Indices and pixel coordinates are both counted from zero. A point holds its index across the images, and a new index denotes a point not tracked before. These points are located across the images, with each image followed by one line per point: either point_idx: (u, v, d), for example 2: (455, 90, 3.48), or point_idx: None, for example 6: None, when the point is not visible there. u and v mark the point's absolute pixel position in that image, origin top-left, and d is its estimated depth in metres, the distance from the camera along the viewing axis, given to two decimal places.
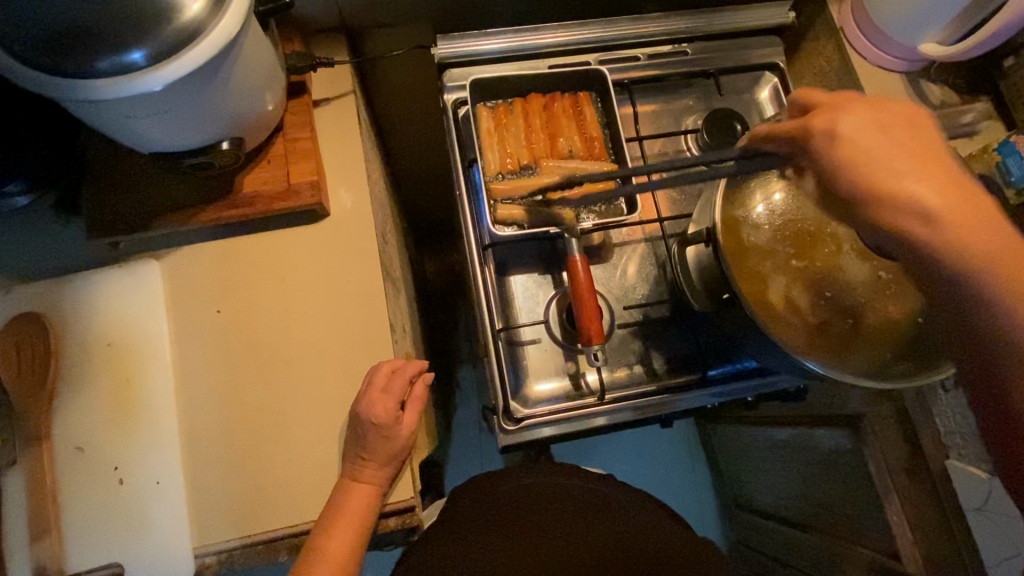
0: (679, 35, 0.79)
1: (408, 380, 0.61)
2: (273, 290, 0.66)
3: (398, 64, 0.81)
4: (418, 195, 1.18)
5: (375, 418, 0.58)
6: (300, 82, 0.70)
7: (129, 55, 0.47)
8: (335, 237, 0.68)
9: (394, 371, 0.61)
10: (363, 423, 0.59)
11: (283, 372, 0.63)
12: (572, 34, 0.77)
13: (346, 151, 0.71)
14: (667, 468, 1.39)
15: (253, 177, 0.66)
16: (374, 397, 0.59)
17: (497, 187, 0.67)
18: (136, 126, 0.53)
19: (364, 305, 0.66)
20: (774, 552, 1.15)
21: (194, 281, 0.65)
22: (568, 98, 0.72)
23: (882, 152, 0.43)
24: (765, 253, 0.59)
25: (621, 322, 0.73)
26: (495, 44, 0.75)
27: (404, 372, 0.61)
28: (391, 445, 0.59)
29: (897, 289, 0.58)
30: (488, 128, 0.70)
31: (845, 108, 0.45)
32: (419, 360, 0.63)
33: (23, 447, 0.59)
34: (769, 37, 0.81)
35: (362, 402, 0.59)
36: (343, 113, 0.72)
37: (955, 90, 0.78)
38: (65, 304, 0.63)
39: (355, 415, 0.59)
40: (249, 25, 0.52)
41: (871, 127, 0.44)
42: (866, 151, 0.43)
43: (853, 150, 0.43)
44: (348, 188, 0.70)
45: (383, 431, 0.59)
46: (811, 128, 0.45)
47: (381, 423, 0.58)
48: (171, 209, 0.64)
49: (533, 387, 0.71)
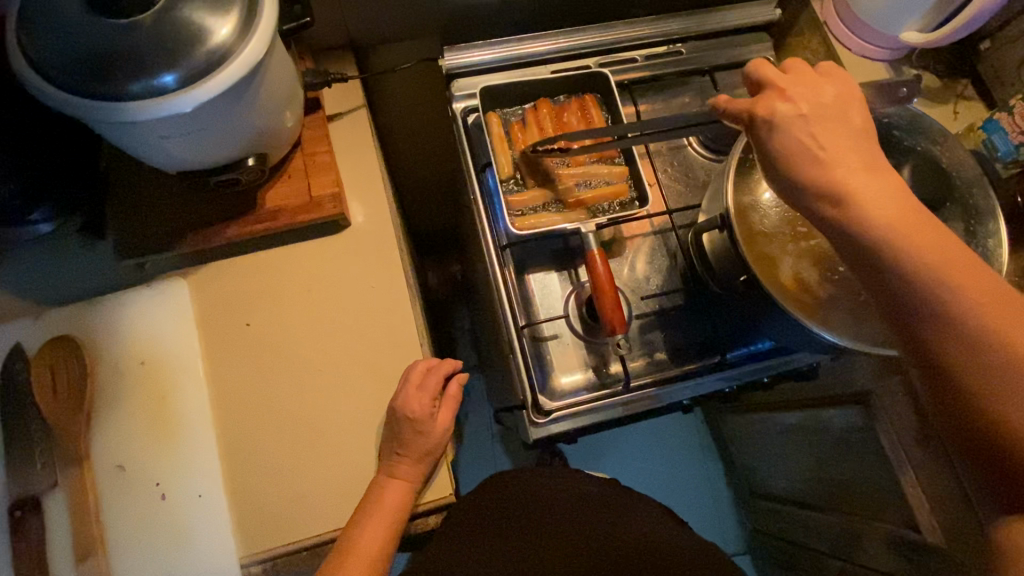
0: (673, 36, 0.82)
1: (442, 377, 0.63)
2: (300, 301, 0.67)
3: (403, 78, 0.83)
4: (420, 207, 1.20)
5: (410, 413, 0.60)
6: (315, 98, 0.72)
7: (160, 77, 0.48)
8: (358, 246, 0.70)
9: (429, 369, 0.63)
10: (399, 420, 0.61)
11: (314, 380, 0.65)
12: (571, 40, 0.79)
13: (362, 161, 0.73)
14: (680, 462, 1.41)
15: (275, 192, 0.67)
16: (410, 393, 0.61)
17: (515, 199, 0.71)
18: (166, 146, 0.55)
19: (391, 310, 0.67)
20: (791, 537, 1.17)
21: (222, 297, 0.67)
22: (576, 102, 0.74)
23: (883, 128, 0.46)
24: (774, 237, 0.62)
25: (638, 311, 0.75)
26: (496, 53, 0.78)
27: (439, 370, 0.63)
28: (425, 441, 0.61)
29: None
30: (500, 135, 0.72)
31: (784, 95, 0.48)
32: (452, 360, 0.65)
33: (64, 469, 0.59)
34: (758, 33, 0.85)
35: (399, 398, 0.61)
36: (357, 125, 0.74)
37: (936, 74, 0.81)
38: (97, 326, 0.64)
39: (392, 412, 0.61)
40: (274, 45, 0.55)
41: (802, 116, 0.47)
42: (798, 138, 0.45)
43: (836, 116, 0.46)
44: (366, 200, 0.72)
45: (417, 426, 0.60)
46: (752, 117, 0.49)
47: (417, 419, 0.60)
48: (196, 226, 0.65)
49: (558, 381, 0.72)
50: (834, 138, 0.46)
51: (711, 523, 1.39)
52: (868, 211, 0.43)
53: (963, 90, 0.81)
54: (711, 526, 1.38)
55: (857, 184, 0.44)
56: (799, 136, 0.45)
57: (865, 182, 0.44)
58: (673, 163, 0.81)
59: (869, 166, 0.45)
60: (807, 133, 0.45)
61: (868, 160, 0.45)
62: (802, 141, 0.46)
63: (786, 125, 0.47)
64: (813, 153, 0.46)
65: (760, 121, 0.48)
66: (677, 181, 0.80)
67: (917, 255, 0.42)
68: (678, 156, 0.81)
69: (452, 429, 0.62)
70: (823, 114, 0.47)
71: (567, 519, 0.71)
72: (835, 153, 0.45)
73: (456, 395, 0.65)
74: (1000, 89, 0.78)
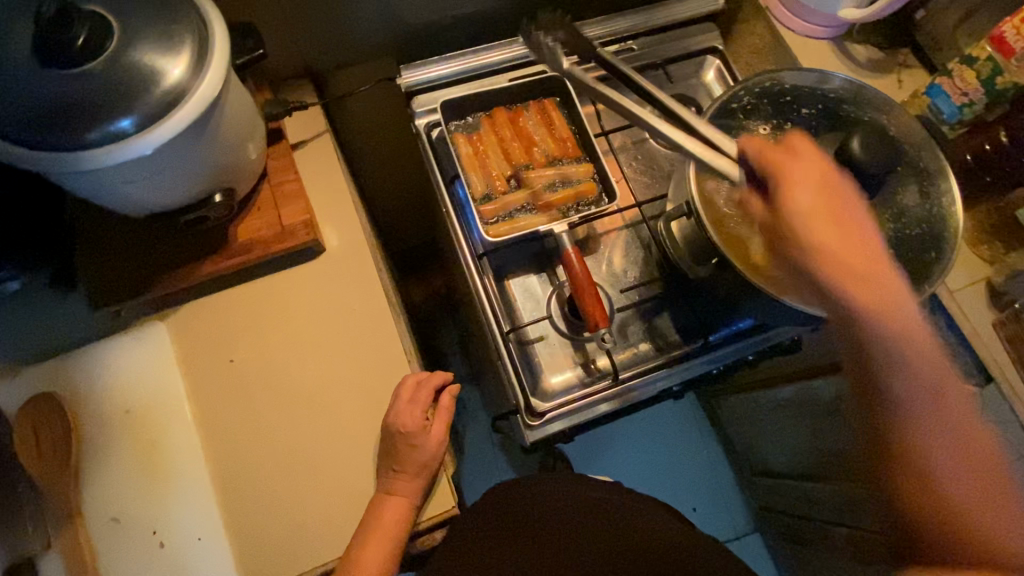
0: (624, 35, 0.84)
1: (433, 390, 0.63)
2: (282, 330, 0.67)
3: (363, 100, 0.84)
4: (396, 226, 1.20)
5: (403, 426, 0.60)
6: (277, 129, 0.72)
7: (118, 123, 0.48)
8: (334, 269, 0.70)
9: (419, 382, 0.63)
10: (392, 433, 0.61)
11: (304, 405, 0.65)
12: (525, 46, 0.80)
13: (331, 188, 0.73)
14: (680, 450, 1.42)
15: (246, 225, 0.67)
16: (402, 407, 0.62)
17: (486, 208, 0.71)
18: (130, 189, 0.55)
19: (376, 328, 0.68)
20: (795, 510, 1.19)
21: (201, 336, 0.66)
22: (534, 107, 0.76)
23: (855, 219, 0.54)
24: (740, 217, 0.64)
25: (620, 305, 0.76)
26: (451, 67, 0.78)
27: (429, 383, 0.64)
28: (420, 454, 0.61)
29: None
30: (468, 153, 0.74)
31: (802, 165, 0.54)
32: (444, 372, 0.65)
33: (56, 526, 0.58)
34: (705, 23, 0.87)
35: (391, 414, 0.62)
36: (321, 151, 0.75)
37: (878, 47, 0.85)
38: (77, 378, 0.63)
39: (385, 429, 0.62)
40: (230, 80, 0.55)
41: (805, 174, 0.53)
42: (796, 202, 0.53)
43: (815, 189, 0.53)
44: (338, 224, 0.72)
45: (411, 439, 0.61)
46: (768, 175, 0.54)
47: (411, 432, 0.60)
48: (169, 267, 0.65)
49: (548, 381, 0.73)
50: (834, 214, 0.53)
51: (718, 510, 1.40)
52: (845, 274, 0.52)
53: (905, 58, 0.85)
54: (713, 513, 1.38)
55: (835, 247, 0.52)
56: (788, 202, 0.53)
57: (845, 246, 0.52)
58: (638, 156, 0.82)
59: (847, 239, 0.53)
60: (792, 196, 0.53)
61: (846, 234, 0.53)
62: (799, 202, 0.53)
63: (790, 186, 0.53)
64: (793, 217, 0.53)
65: (774, 178, 0.54)
66: (644, 173, 0.82)
67: (839, 265, 0.52)
68: (641, 149, 0.83)
69: (447, 441, 0.63)
70: (817, 177, 0.54)
71: (576, 523, 0.71)
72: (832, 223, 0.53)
73: (449, 405, 0.66)
74: (939, 55, 0.82)
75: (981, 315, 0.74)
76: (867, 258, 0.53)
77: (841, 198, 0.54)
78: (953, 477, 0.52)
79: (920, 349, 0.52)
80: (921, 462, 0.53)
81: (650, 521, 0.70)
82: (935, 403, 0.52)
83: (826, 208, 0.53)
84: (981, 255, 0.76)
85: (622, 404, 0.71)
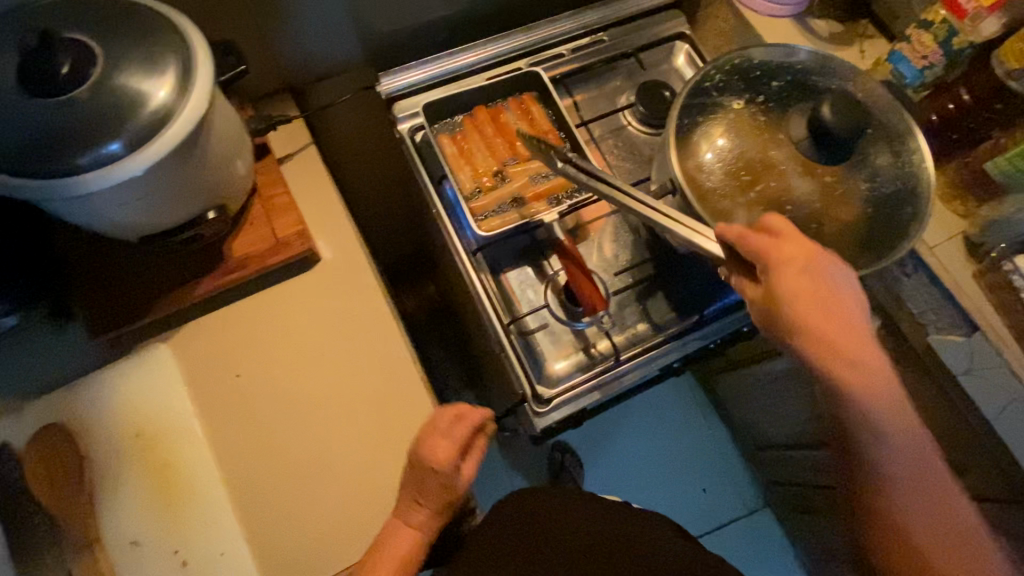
0: (594, 27, 0.86)
1: (470, 428, 0.62)
2: (285, 342, 0.68)
3: (343, 109, 0.85)
4: (384, 235, 1.20)
5: (436, 463, 0.59)
6: (263, 144, 0.73)
7: (109, 146, 0.49)
8: (333, 280, 0.71)
9: (457, 417, 0.62)
10: (423, 471, 0.59)
11: (315, 414, 0.65)
12: (499, 45, 0.82)
13: (321, 199, 0.74)
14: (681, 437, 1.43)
15: (239, 240, 0.68)
16: (433, 443, 0.60)
17: (476, 205, 0.74)
18: (124, 211, 0.55)
19: (379, 332, 0.69)
20: (798, 479, 1.22)
21: (204, 355, 0.66)
22: (515, 101, 0.79)
23: (848, 324, 0.55)
24: (723, 191, 0.66)
25: (615, 288, 0.78)
26: (429, 71, 0.79)
27: (467, 419, 0.62)
28: (444, 492, 0.60)
29: (843, 190, 0.65)
30: (453, 152, 0.76)
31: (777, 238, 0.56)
32: (484, 410, 0.64)
33: (75, 556, 0.58)
34: (671, 10, 0.89)
35: (421, 449, 0.60)
36: (307, 162, 0.76)
37: (838, 21, 0.88)
38: (82, 407, 0.63)
39: (414, 463, 0.60)
40: (215, 98, 0.56)
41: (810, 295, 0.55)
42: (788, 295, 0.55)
43: (821, 323, 0.55)
44: (331, 233, 0.73)
45: (440, 479, 0.59)
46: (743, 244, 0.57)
47: (443, 470, 0.59)
48: (167, 289, 0.65)
49: (552, 367, 0.74)
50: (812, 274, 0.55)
51: (727, 488, 1.42)
52: (821, 333, 0.54)
53: (865, 30, 0.88)
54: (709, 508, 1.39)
55: (811, 311, 0.54)
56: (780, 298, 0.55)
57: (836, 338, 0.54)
58: (618, 143, 0.84)
59: (834, 319, 0.55)
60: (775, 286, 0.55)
61: (836, 314, 0.55)
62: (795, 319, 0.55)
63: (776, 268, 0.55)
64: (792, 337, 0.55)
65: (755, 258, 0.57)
66: (626, 159, 0.84)
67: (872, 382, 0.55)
68: (621, 136, 0.85)
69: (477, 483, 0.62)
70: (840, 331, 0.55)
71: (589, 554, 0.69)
72: (835, 334, 0.54)
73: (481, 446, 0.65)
74: (896, 23, 0.85)
75: (961, 267, 0.77)
76: (841, 315, 0.55)
77: (833, 297, 0.55)
78: (920, 509, 0.60)
79: (928, 504, 0.59)
80: (891, 509, 0.60)
81: (649, 533, 0.72)
82: (920, 467, 0.58)
83: (817, 292, 0.55)
84: (954, 211, 0.80)
85: (627, 384, 0.72)
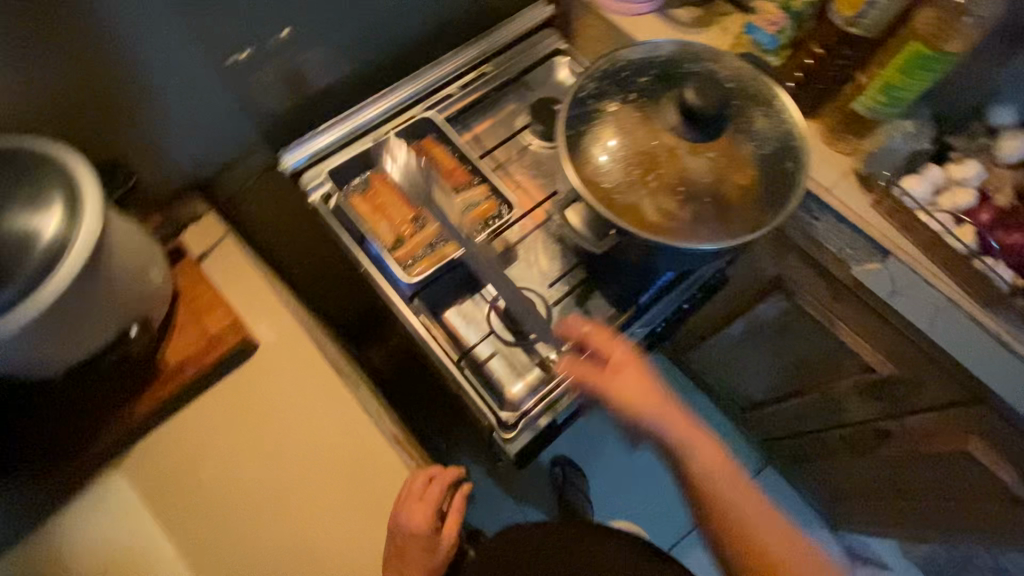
0: (475, 62, 0.91)
1: (444, 488, 0.65)
2: (240, 437, 0.68)
3: (254, 193, 0.87)
4: (333, 302, 1.20)
5: (414, 527, 0.62)
6: (176, 249, 0.75)
7: (7, 291, 0.49)
8: (276, 364, 0.72)
9: (430, 480, 0.65)
10: (404, 537, 0.62)
11: (284, 499, 0.66)
12: (390, 98, 0.85)
13: (246, 288, 0.75)
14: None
15: (172, 348, 0.68)
16: (414, 507, 0.63)
17: (400, 254, 0.75)
18: (41, 350, 0.54)
19: (331, 404, 0.71)
20: (795, 428, 1.34)
21: (159, 470, 0.66)
22: (416, 147, 0.82)
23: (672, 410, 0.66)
24: (625, 187, 0.70)
25: (554, 299, 0.80)
26: (327, 138, 0.81)
27: (442, 480, 0.66)
28: (425, 552, 0.63)
29: (728, 160, 0.71)
30: (366, 209, 0.77)
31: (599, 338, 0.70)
32: (456, 469, 0.68)
33: None
34: (542, 31, 0.96)
35: (402, 515, 0.63)
36: (225, 253, 0.77)
37: (697, 6, 0.95)
38: (45, 557, 0.61)
39: (395, 528, 0.63)
40: (110, 216, 0.56)
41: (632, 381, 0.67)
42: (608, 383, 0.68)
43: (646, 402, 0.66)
44: (265, 319, 0.74)
45: (420, 541, 0.62)
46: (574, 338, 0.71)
47: (422, 534, 0.62)
48: (108, 414, 0.64)
49: (512, 391, 0.74)
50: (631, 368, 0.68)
51: None
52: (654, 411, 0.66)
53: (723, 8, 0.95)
54: (670, 521, 1.32)
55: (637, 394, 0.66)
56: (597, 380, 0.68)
57: (667, 416, 0.66)
58: (526, 162, 0.88)
59: (659, 401, 0.66)
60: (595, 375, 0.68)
61: (657, 396, 0.67)
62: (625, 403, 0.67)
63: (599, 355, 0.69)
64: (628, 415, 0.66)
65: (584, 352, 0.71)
66: (537, 175, 0.87)
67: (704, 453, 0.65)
68: (527, 154, 0.88)
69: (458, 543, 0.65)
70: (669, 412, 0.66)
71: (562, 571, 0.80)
72: (664, 415, 0.66)
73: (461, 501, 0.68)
74: None
75: (859, 200, 0.83)
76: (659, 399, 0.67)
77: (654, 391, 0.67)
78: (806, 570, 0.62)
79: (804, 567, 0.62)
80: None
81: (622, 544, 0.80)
82: (784, 537, 0.63)
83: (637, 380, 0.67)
84: (839, 152, 0.85)
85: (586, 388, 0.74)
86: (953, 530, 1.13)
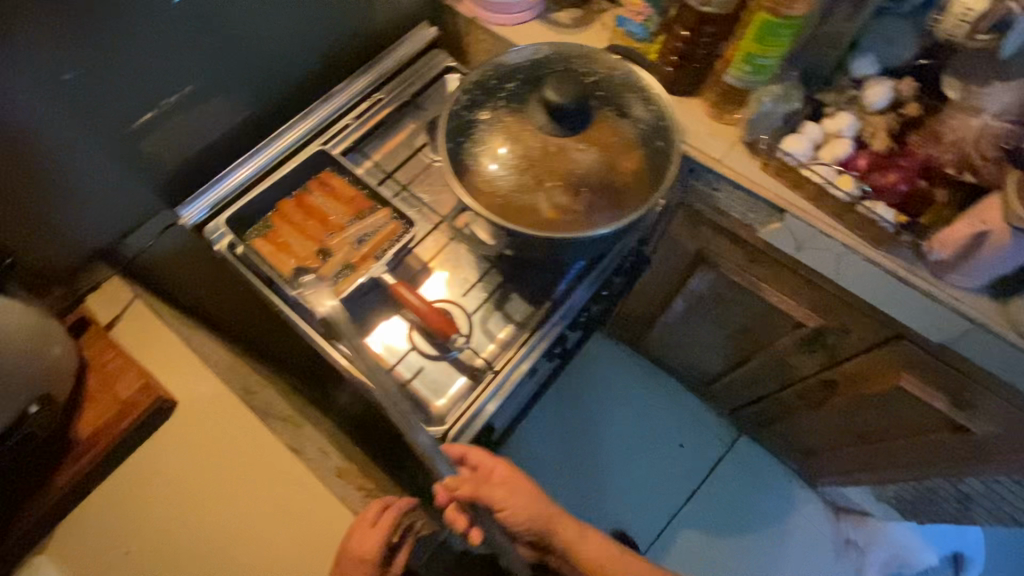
0: (369, 90, 0.93)
1: (397, 513, 0.74)
2: (188, 495, 0.89)
3: (163, 250, 0.88)
4: None
5: (363, 551, 0.71)
6: (80, 320, 0.90)
7: None
8: (208, 426, 0.93)
9: (384, 508, 0.75)
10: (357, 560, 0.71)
11: (235, 533, 0.87)
12: (286, 138, 0.86)
13: (168, 350, 0.96)
14: (613, 414, 1.60)
15: (85, 418, 0.86)
16: (365, 533, 0.73)
17: (307, 287, 0.76)
18: None
19: (262, 452, 0.93)
20: (754, 397, 1.39)
21: (120, 518, 0.87)
22: (315, 183, 0.84)
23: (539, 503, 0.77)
24: (516, 188, 0.72)
25: (473, 307, 0.81)
26: (226, 185, 0.81)
27: (394, 508, 0.75)
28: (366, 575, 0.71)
29: (610, 148, 0.73)
30: (269, 250, 0.78)
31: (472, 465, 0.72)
32: (410, 499, 0.76)
33: None
34: (433, 52, 0.98)
35: (355, 539, 0.73)
36: (136, 319, 0.96)
37: (577, 6, 0.99)
38: None
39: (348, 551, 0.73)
40: None
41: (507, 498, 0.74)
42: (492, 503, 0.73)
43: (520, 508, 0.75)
44: (177, 372, 0.95)
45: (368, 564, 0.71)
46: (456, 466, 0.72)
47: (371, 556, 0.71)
48: (56, 470, 0.83)
49: (436, 405, 0.75)
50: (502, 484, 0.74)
51: (702, 436, 1.59)
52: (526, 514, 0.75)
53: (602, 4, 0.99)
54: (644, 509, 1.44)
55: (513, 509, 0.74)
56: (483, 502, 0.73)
57: (537, 516, 0.76)
58: (432, 179, 0.89)
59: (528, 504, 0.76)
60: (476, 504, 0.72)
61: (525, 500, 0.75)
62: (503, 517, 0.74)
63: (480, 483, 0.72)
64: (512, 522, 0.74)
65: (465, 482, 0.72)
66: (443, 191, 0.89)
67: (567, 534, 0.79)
68: (432, 171, 0.90)
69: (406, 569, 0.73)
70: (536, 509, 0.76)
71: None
72: (537, 515, 0.75)
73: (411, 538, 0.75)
74: None
75: (750, 166, 0.86)
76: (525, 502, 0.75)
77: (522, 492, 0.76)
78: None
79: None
80: None
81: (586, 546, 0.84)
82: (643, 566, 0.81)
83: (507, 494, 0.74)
84: (726, 124, 0.89)
85: (512, 387, 0.76)
86: (910, 473, 1.17)
